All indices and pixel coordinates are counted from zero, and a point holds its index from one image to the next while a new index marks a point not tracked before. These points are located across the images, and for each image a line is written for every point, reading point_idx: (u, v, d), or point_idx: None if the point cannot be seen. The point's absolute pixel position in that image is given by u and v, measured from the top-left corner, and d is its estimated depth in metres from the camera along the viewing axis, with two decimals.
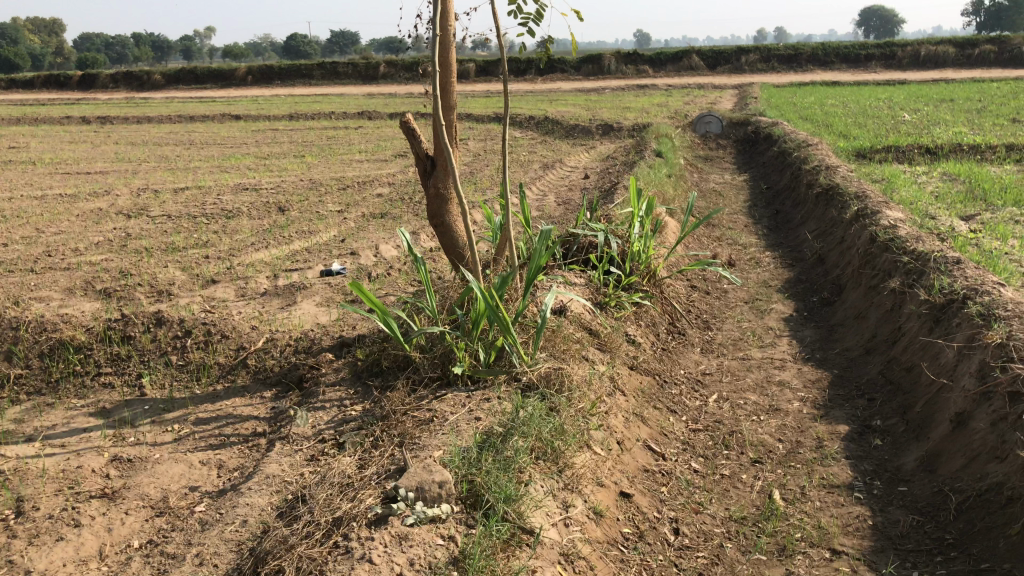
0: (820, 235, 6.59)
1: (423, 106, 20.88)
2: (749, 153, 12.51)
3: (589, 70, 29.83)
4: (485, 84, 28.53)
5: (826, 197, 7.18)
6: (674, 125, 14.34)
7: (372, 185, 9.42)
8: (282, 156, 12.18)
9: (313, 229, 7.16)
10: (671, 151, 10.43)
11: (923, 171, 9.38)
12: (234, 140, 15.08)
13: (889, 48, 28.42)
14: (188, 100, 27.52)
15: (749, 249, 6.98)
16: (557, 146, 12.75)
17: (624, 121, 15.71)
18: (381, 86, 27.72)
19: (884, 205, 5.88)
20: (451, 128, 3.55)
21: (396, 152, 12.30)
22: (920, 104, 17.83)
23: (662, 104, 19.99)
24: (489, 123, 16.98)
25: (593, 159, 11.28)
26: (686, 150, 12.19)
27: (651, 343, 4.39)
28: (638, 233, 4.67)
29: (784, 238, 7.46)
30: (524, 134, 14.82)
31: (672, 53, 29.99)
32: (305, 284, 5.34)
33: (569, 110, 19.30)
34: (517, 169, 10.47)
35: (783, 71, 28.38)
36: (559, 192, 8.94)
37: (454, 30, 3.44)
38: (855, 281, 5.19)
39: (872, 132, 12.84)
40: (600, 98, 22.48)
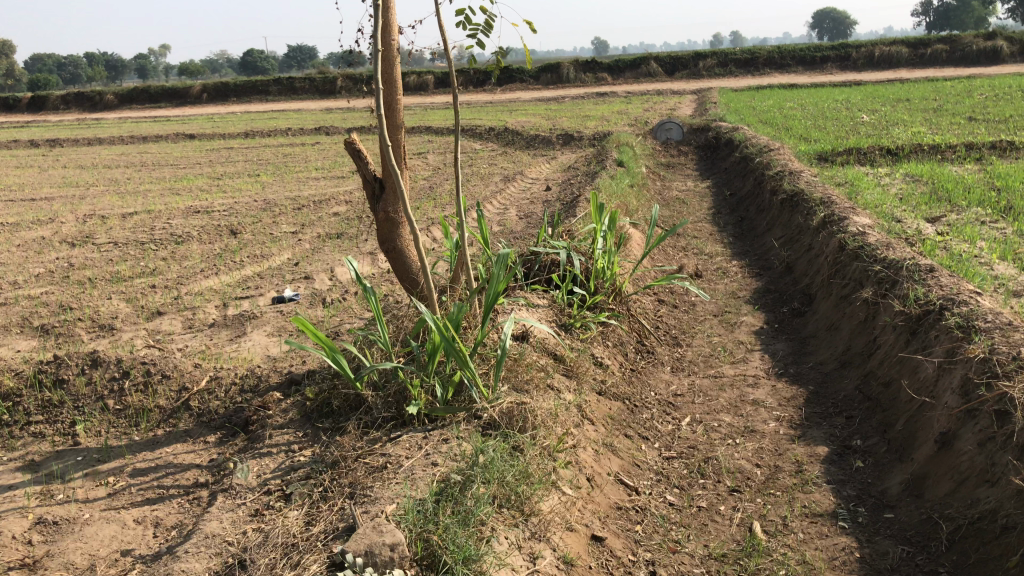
0: (788, 243, 6.48)
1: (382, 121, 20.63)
2: (711, 159, 12.44)
3: (549, 79, 29.78)
4: (445, 96, 28.36)
5: (791, 203, 7.08)
6: (635, 133, 14.25)
7: (328, 203, 9.16)
8: (237, 176, 11.87)
9: (266, 252, 6.90)
10: (633, 159, 10.31)
11: (885, 173, 9.34)
12: (188, 161, 14.71)
13: (844, 50, 28.70)
14: (142, 120, 27.00)
15: (715, 259, 6.85)
16: (519, 157, 12.59)
17: (585, 129, 15.61)
18: (339, 100, 27.41)
19: (851, 211, 5.77)
20: (398, 148, 3.35)
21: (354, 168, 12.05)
22: (877, 105, 17.95)
23: (622, 112, 19.93)
24: (450, 135, 16.79)
25: (555, 170, 11.12)
26: (648, 158, 12.08)
27: (619, 365, 4.21)
28: (601, 250, 4.49)
29: (751, 245, 7.34)
30: (484, 146, 14.64)
31: (630, 60, 30.04)
32: (257, 313, 5.08)
33: (530, 120, 19.16)
34: (478, 182, 10.27)
35: (741, 76, 28.54)
36: (521, 205, 8.76)
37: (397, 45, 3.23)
38: (825, 291, 5.06)
39: (832, 135, 12.84)
40: (561, 107, 22.40)
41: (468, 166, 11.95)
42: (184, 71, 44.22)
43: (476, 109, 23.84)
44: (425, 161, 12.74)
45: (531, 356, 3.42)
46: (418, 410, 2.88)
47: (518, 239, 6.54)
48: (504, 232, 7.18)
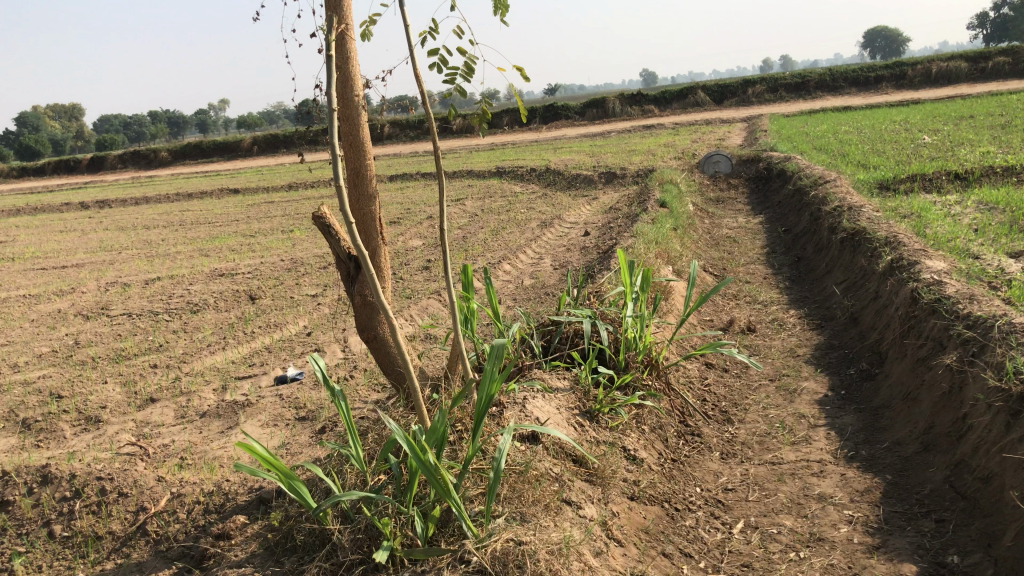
0: (851, 290, 5.80)
1: (424, 167, 20.33)
2: (762, 192, 11.76)
3: (594, 114, 29.33)
4: (490, 137, 28.11)
5: (852, 243, 6.41)
6: (681, 167, 13.62)
7: None
8: (270, 233, 11.54)
9: (281, 320, 6.43)
10: (677, 198, 9.68)
11: (955, 201, 8.55)
12: (226, 217, 14.51)
13: (899, 69, 27.70)
14: (191, 176, 27.23)
15: (770, 310, 6.18)
16: (559, 200, 12.06)
17: (629, 165, 15.04)
18: (384, 146, 27.31)
19: (922, 252, 5.09)
20: (373, 223, 2.83)
21: (389, 220, 11.65)
22: (939, 124, 17.03)
23: (668, 145, 19.31)
24: (490, 178, 16.37)
25: (596, 212, 10.54)
26: (694, 193, 11.44)
27: (657, 457, 3.58)
28: (631, 317, 3.88)
29: (809, 291, 6.66)
30: (525, 188, 14.15)
31: (676, 91, 29.44)
32: (254, 400, 4.57)
33: (573, 158, 18.65)
34: (514, 229, 9.74)
35: (791, 101, 27.70)
36: (558, 253, 8.19)
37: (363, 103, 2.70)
38: (898, 351, 4.38)
39: (893, 160, 12.05)
40: (606, 143, 21.88)
41: (506, 211, 11.45)
42: (237, 125, 44.98)
43: (520, 149, 23.46)
44: (463, 208, 12.28)
45: (541, 463, 2.83)
46: (391, 552, 2.32)
47: (548, 298, 5.97)
48: (536, 289, 6.62)
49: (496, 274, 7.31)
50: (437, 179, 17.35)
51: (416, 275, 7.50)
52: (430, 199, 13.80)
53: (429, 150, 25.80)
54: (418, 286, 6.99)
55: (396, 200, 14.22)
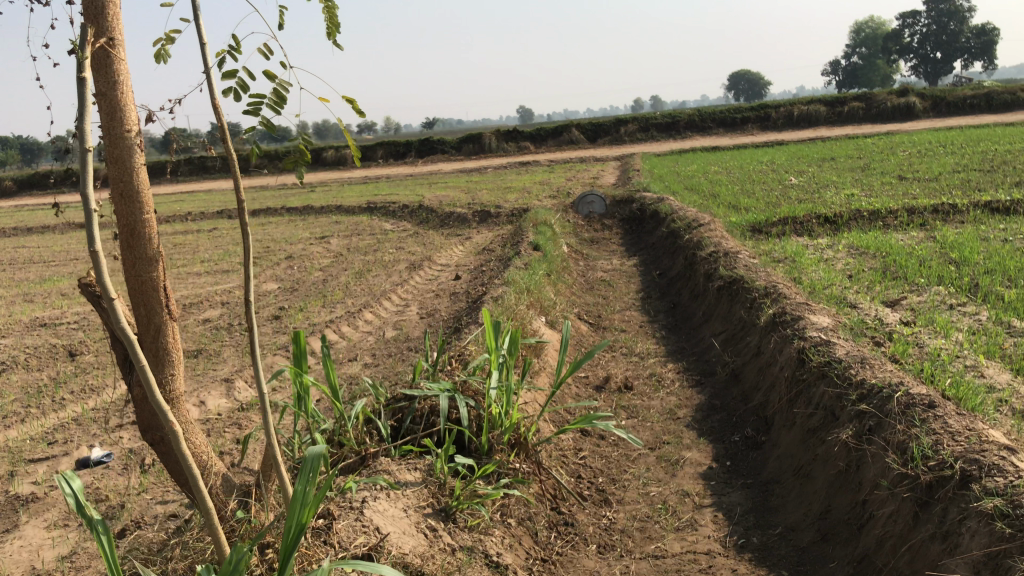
0: (731, 343, 5.48)
1: (292, 202, 19.42)
2: (637, 233, 11.58)
3: (470, 150, 29.06)
4: (364, 171, 27.39)
5: (730, 292, 6.12)
6: (556, 206, 13.34)
7: (201, 308, 7.88)
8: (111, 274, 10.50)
9: (101, 383, 5.59)
10: (552, 240, 9.32)
11: (826, 245, 8.52)
12: (66, 255, 13.25)
13: (763, 111, 28.70)
14: (37, 208, 25.24)
15: (647, 364, 5.79)
16: (430, 239, 11.53)
17: (503, 204, 14.69)
18: (251, 179, 26.14)
19: (805, 306, 4.80)
20: (156, 298, 2.18)
21: (246, 260, 10.80)
22: (803, 165, 17.51)
23: (544, 182, 19.13)
24: (360, 215, 15.69)
25: (468, 253, 10.05)
26: (569, 233, 11.13)
27: (524, 559, 3.04)
28: (495, 391, 3.34)
29: (686, 342, 6.34)
30: (396, 226, 13.54)
31: (552, 128, 29.57)
32: (42, 493, 3.77)
33: (447, 194, 18.19)
34: (380, 272, 9.11)
35: (663, 140, 28.24)
36: (425, 298, 7.62)
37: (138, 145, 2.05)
38: (787, 417, 4.02)
39: (763, 202, 12.12)
40: (481, 179, 21.56)
41: (373, 251, 10.82)
42: None
43: (394, 183, 22.87)
44: (328, 247, 11.56)
45: None
46: None
47: (408, 356, 5.38)
48: (398, 342, 6.02)
49: (356, 324, 6.67)
50: (303, 215, 16.51)
51: (266, 326, 6.77)
52: (294, 237, 13.00)
53: (299, 183, 24.83)
54: (266, 340, 6.27)
55: (257, 237, 13.35)
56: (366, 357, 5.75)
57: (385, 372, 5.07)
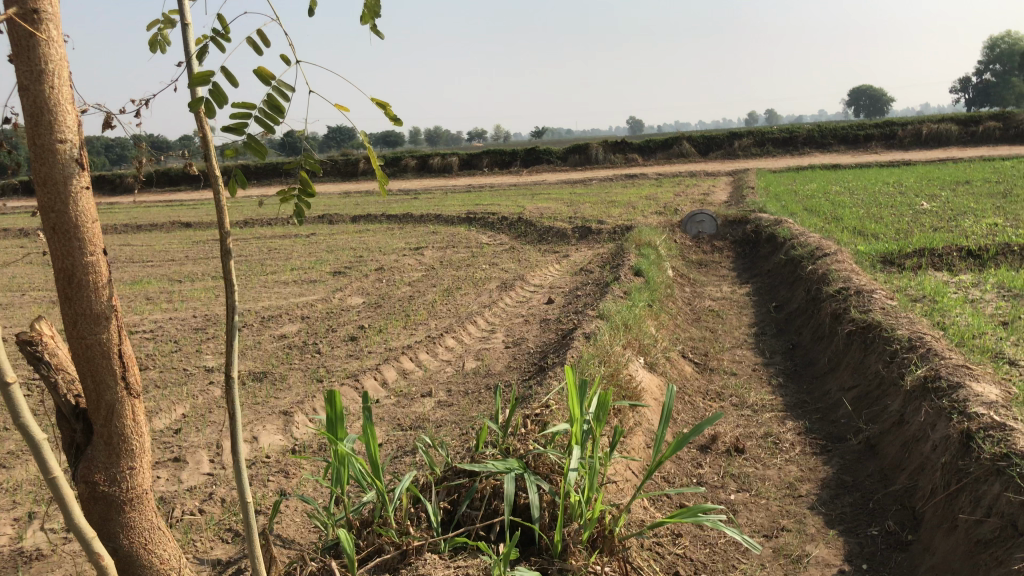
0: (867, 404, 4.65)
1: (391, 210, 19.18)
2: (750, 257, 10.70)
3: (576, 160, 28.38)
4: (468, 179, 27.08)
5: (862, 339, 5.28)
6: (662, 224, 12.52)
7: (279, 323, 7.45)
8: (199, 279, 10.27)
9: (157, 406, 5.16)
10: (655, 264, 8.57)
11: (970, 283, 7.48)
12: (165, 256, 13.22)
13: (889, 128, 26.94)
14: (152, 205, 25.86)
15: (762, 423, 4.99)
16: (526, 255, 10.93)
17: (606, 219, 13.95)
18: (355, 187, 26.21)
19: (963, 369, 3.95)
20: (104, 374, 1.96)
21: (334, 271, 10.42)
22: (936, 189, 16.13)
23: (651, 197, 18.25)
24: (458, 225, 15.22)
25: (565, 273, 9.38)
26: (675, 255, 10.34)
27: None
28: (575, 473, 2.66)
29: (807, 393, 5.52)
30: (492, 238, 12.98)
31: (661, 141, 28.60)
32: (50, 549, 3.29)
33: (549, 206, 17.56)
34: (469, 290, 8.53)
35: (779, 156, 26.86)
36: (514, 324, 6.99)
37: (72, 165, 1.82)
38: (943, 516, 3.21)
39: (892, 229, 11.03)
40: (585, 191, 20.85)
41: (465, 265, 10.27)
42: None
43: (496, 193, 22.40)
44: (420, 259, 11.09)
45: None
46: None
47: (486, 399, 4.75)
48: (477, 376, 5.40)
49: (436, 351, 6.09)
50: (401, 223, 16.16)
51: (340, 348, 6.25)
52: (388, 246, 12.59)
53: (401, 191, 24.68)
54: (336, 366, 5.74)
55: (351, 245, 13.01)
56: (440, 393, 5.15)
57: (458, 418, 4.45)
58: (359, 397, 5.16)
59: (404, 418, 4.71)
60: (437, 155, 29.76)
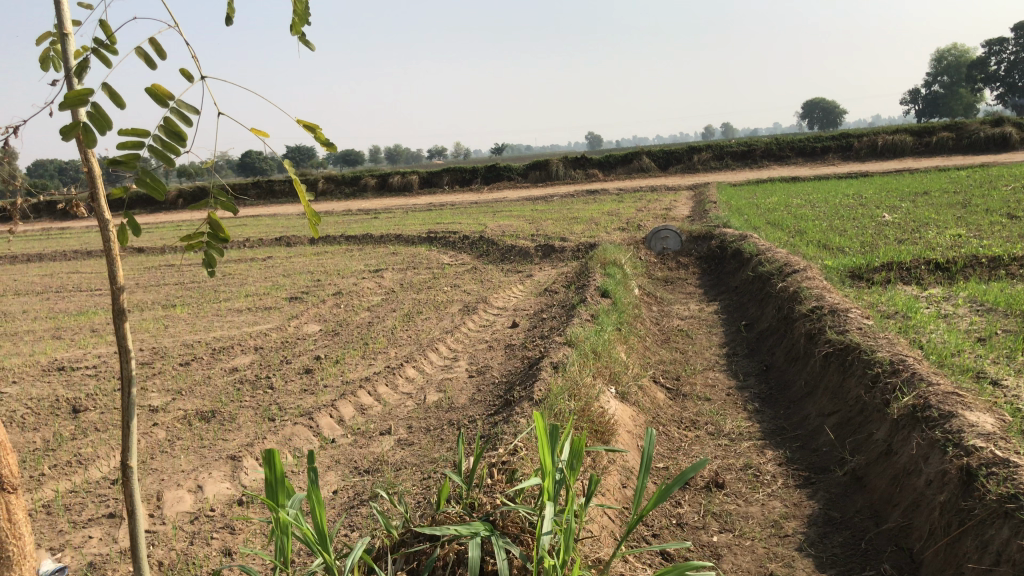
0: (849, 432, 4.43)
1: (351, 230, 18.86)
2: (717, 273, 10.54)
3: (537, 176, 28.25)
4: (428, 197, 26.82)
5: (840, 361, 5.07)
6: (626, 241, 12.33)
7: (230, 355, 7.07)
8: (149, 308, 9.85)
9: (94, 451, 4.77)
10: (622, 284, 8.35)
11: (941, 297, 7.34)
12: (115, 283, 12.76)
13: (845, 140, 27.16)
14: (104, 230, 25.26)
15: (741, 453, 4.75)
16: (488, 275, 10.67)
17: (569, 236, 13.74)
18: (313, 209, 25.82)
19: (953, 396, 3.73)
20: None
21: (290, 296, 10.06)
22: (895, 200, 16.18)
23: (613, 213, 18.09)
24: (419, 245, 14.93)
25: (529, 295, 9.12)
26: (640, 273, 10.13)
27: None
28: (548, 536, 2.37)
29: (785, 419, 5.30)
30: (454, 259, 12.69)
31: (621, 156, 28.57)
32: None
33: (511, 224, 17.32)
34: (430, 315, 8.22)
35: (738, 169, 26.95)
36: (477, 351, 6.69)
37: None
38: (947, 560, 2.97)
39: (857, 241, 10.93)
40: (547, 208, 20.69)
41: (426, 288, 9.96)
42: None
43: (456, 211, 22.17)
44: (379, 281, 10.77)
45: None
46: None
47: (449, 437, 4.45)
48: (440, 411, 5.09)
49: (395, 383, 5.77)
50: (360, 245, 15.81)
51: (294, 382, 5.91)
52: (346, 269, 12.24)
53: (359, 211, 24.34)
54: (288, 403, 5.40)
55: (308, 268, 12.64)
56: (401, 430, 4.83)
57: (421, 461, 4.14)
58: (313, 437, 4.82)
59: (361, 460, 4.38)
60: (397, 174, 29.44)
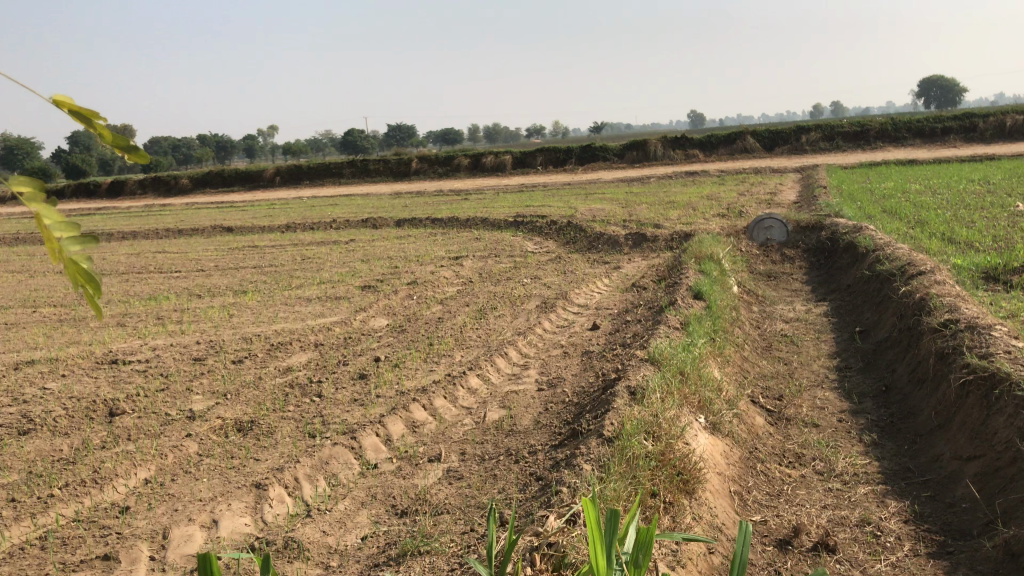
0: (998, 489, 3.58)
1: (439, 212, 18.42)
2: (826, 269, 9.53)
3: (634, 157, 27.21)
4: (520, 178, 26.20)
5: (983, 394, 4.17)
6: (726, 229, 11.37)
7: (288, 352, 6.58)
8: (220, 295, 9.54)
9: (115, 465, 4.30)
10: (718, 282, 7.50)
11: None
12: (196, 264, 12.61)
13: (969, 120, 25.07)
14: (200, 207, 25.64)
15: (856, 503, 3.93)
16: (573, 266, 9.95)
17: (662, 223, 12.86)
18: (403, 189, 25.56)
19: None
20: None
21: (363, 285, 9.58)
22: None
23: (712, 197, 17.03)
24: (505, 230, 14.30)
25: (615, 291, 8.35)
26: (740, 268, 9.23)
27: None
28: None
29: (909, 457, 4.43)
30: (538, 246, 12.01)
31: (723, 136, 27.24)
32: None
33: (603, 208, 16.50)
34: (505, 311, 7.56)
35: (849, 151, 25.27)
36: (551, 357, 5.99)
37: None
38: None
39: (989, 236, 9.71)
40: (641, 191, 19.77)
41: (505, 279, 9.32)
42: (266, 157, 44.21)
43: (547, 192, 21.48)
44: (458, 270, 10.18)
45: None
46: None
47: (505, 473, 3.77)
48: (499, 434, 4.42)
49: (455, 395, 5.13)
50: (445, 228, 15.30)
51: (345, 389, 5.34)
52: (427, 255, 11.71)
53: (449, 192, 23.92)
54: (333, 416, 4.82)
55: (387, 253, 12.18)
56: (453, 458, 4.19)
57: (467, 505, 3.48)
58: (354, 462, 4.24)
59: (401, 496, 3.76)
60: (490, 153, 28.90)
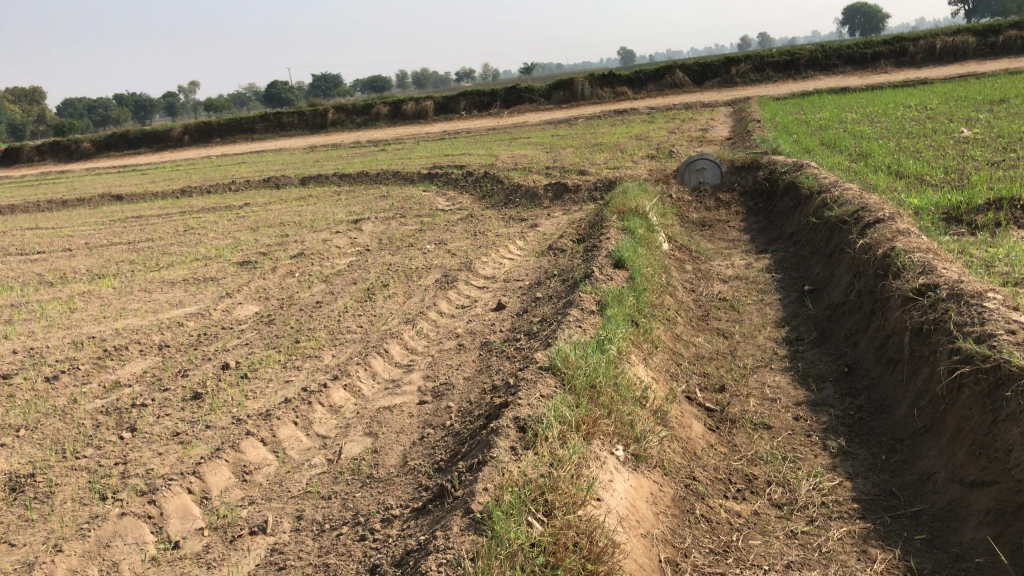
0: None
1: (353, 166, 16.99)
2: (766, 215, 8.53)
3: (561, 97, 25.89)
4: (443, 124, 24.75)
5: (986, 393, 3.16)
6: (656, 173, 10.26)
7: (120, 362, 5.29)
8: (75, 281, 8.13)
9: None
10: (645, 242, 6.41)
11: None
12: (67, 241, 11.08)
13: (899, 44, 24.33)
14: (100, 173, 23.66)
15: (829, 557, 2.90)
16: (486, 225, 8.78)
17: (588, 169, 11.72)
18: (320, 143, 23.91)
19: None
20: None
21: (242, 260, 8.25)
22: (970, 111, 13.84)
23: (641, 137, 15.92)
24: (418, 184, 13.00)
25: (529, 256, 7.19)
26: (670, 220, 8.15)
27: None
28: None
29: (889, 475, 3.42)
30: (450, 202, 10.79)
31: (652, 71, 26.07)
32: None
33: (526, 154, 15.25)
34: (397, 290, 6.35)
35: (780, 82, 24.34)
36: (442, 353, 4.83)
37: None
38: None
39: (939, 167, 8.79)
40: (569, 133, 18.60)
41: (405, 246, 8.08)
42: None
43: (471, 139, 20.14)
44: (355, 236, 8.92)
45: None
46: None
47: (341, 564, 2.64)
48: (352, 484, 3.28)
49: (309, 419, 3.96)
50: (353, 186, 13.90)
51: (167, 418, 4.11)
52: (324, 219, 10.40)
53: (369, 142, 22.39)
54: (139, 465, 3.61)
55: (280, 219, 10.80)
56: (283, 529, 3.04)
57: None
58: (148, 541, 3.06)
59: None
60: (410, 99, 27.30)
